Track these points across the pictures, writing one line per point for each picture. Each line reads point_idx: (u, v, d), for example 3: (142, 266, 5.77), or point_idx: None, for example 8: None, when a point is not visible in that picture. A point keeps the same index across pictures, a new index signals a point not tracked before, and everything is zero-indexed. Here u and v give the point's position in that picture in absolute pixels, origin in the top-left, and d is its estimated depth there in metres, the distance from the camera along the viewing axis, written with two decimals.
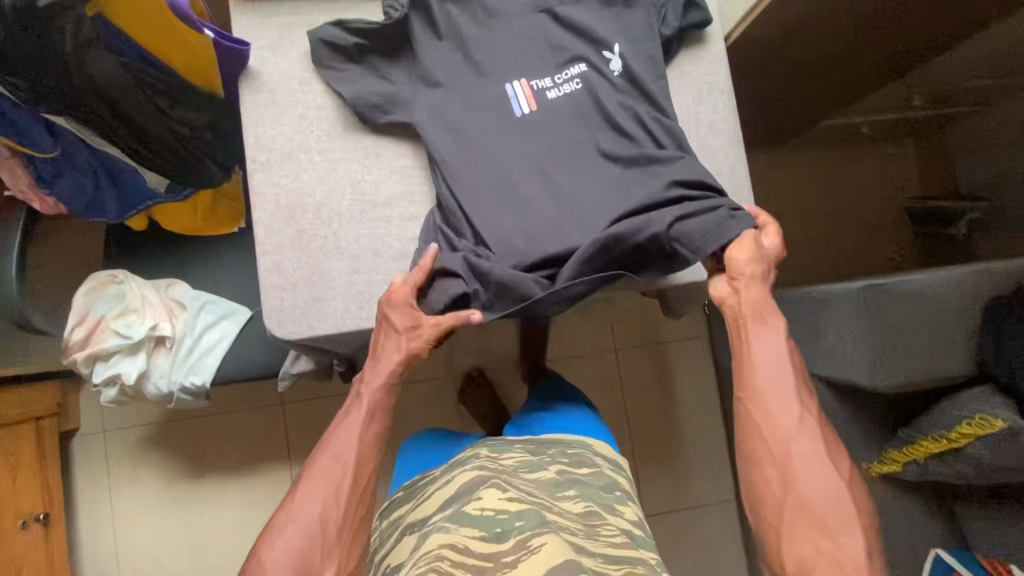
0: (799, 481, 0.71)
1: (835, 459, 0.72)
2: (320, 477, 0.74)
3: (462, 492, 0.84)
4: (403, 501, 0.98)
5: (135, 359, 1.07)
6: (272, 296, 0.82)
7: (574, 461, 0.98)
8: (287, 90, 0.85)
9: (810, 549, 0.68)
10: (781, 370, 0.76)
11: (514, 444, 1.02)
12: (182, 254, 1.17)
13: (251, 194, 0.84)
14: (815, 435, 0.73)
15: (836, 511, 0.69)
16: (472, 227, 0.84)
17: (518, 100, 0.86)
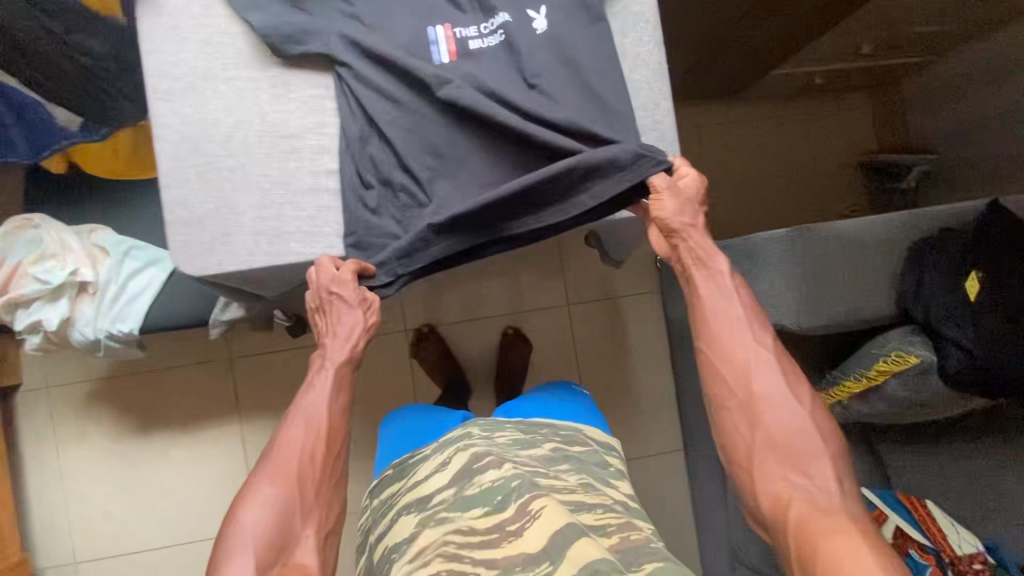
0: (764, 418, 0.70)
1: (798, 397, 0.71)
2: (292, 443, 0.76)
3: (456, 474, 0.79)
4: (393, 479, 0.91)
5: (57, 306, 1.04)
6: (177, 231, 0.79)
7: (566, 440, 0.91)
8: (190, 15, 0.81)
9: (779, 484, 0.66)
10: (735, 315, 0.76)
11: (506, 422, 0.93)
12: (110, 199, 1.14)
13: (153, 125, 0.80)
14: (774, 374, 0.72)
15: (806, 445, 0.68)
16: (397, 166, 0.82)
17: (439, 48, 0.83)
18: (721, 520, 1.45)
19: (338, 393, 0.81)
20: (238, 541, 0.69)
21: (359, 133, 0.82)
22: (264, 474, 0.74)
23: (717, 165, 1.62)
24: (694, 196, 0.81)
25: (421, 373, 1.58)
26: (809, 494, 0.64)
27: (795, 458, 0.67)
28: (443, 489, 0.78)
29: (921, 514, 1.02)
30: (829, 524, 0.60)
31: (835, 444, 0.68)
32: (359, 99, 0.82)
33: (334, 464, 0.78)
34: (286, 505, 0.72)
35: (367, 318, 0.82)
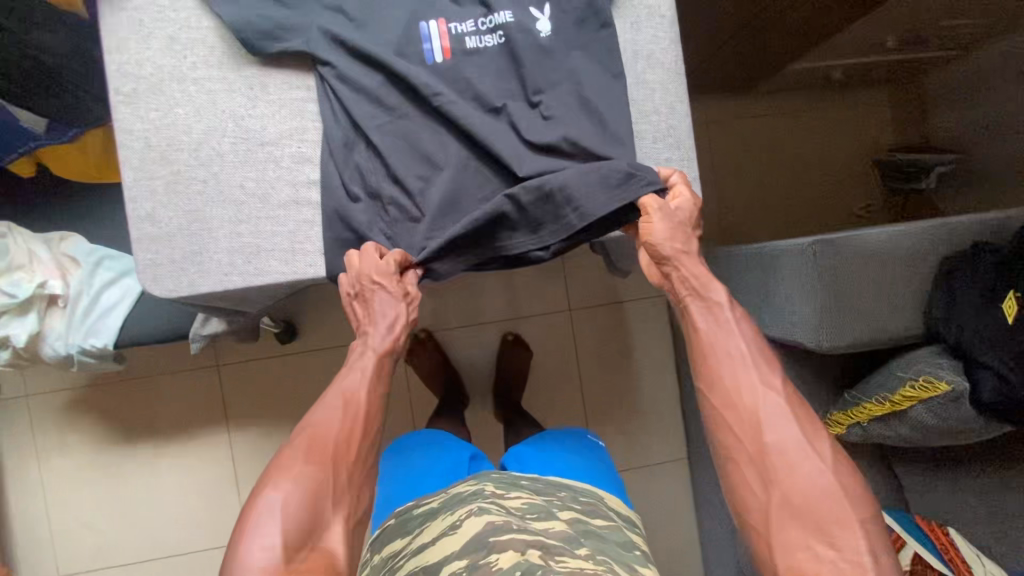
0: (782, 480, 0.62)
1: (819, 453, 0.63)
2: (333, 420, 0.66)
3: (467, 543, 0.67)
4: (396, 533, 0.80)
5: (25, 321, 0.97)
6: (145, 249, 0.72)
7: (586, 509, 0.80)
8: (156, 8, 0.74)
9: (801, 556, 0.59)
10: (743, 360, 0.68)
11: (519, 479, 0.85)
12: (80, 204, 1.06)
13: (117, 131, 0.73)
14: (789, 425, 0.65)
15: (834, 510, 0.60)
16: (387, 177, 0.75)
17: (432, 44, 0.75)
18: (727, 535, 1.40)
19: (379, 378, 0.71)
20: (259, 520, 0.58)
21: (344, 140, 0.75)
22: (299, 446, 0.64)
23: (728, 164, 1.54)
24: (689, 216, 0.75)
25: (418, 382, 1.52)
26: (837, 568, 0.57)
27: (820, 525, 0.59)
28: (448, 563, 0.67)
29: (943, 542, 0.96)
30: None
31: (864, 507, 0.61)
32: (343, 101, 0.75)
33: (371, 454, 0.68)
34: (320, 485, 0.62)
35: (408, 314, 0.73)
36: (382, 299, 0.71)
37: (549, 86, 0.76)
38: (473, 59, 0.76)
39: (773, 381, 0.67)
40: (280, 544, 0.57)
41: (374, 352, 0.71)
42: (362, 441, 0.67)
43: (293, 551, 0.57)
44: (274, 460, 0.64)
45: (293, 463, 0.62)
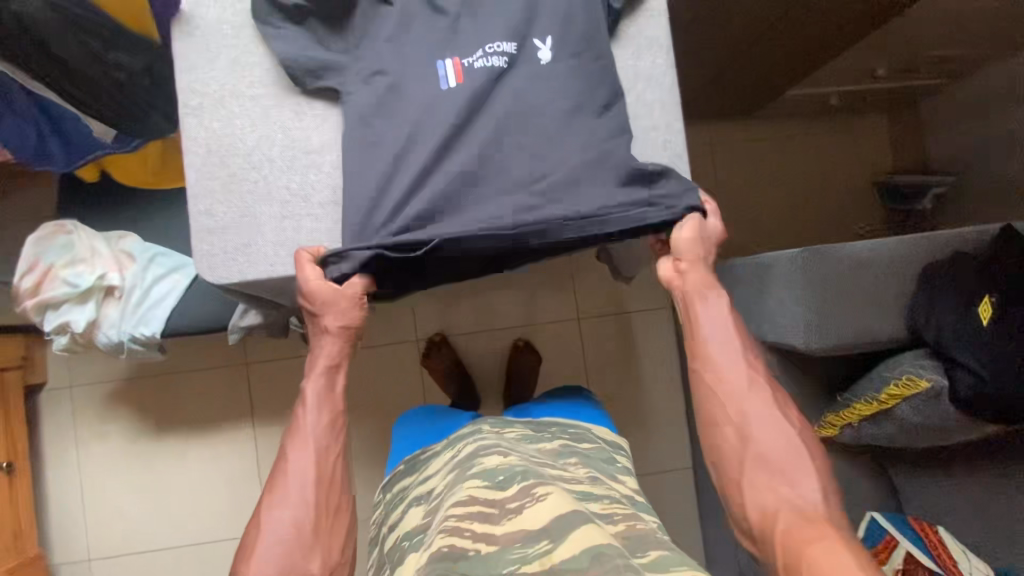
0: (751, 433, 0.74)
1: (784, 415, 0.75)
2: (299, 465, 0.77)
3: (465, 461, 0.85)
4: (404, 474, 1.00)
5: (84, 308, 1.08)
6: (202, 241, 0.83)
7: (575, 438, 0.98)
8: (222, 36, 0.86)
9: (763, 496, 0.69)
10: (729, 344, 0.80)
11: (514, 422, 1.02)
12: (135, 207, 1.17)
13: (183, 139, 0.84)
14: (762, 395, 0.76)
15: (794, 459, 0.71)
16: (404, 176, 0.82)
17: (445, 72, 0.84)
18: (729, 540, 1.43)
19: (324, 401, 0.81)
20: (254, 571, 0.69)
21: (370, 140, 0.83)
22: (271, 500, 0.75)
23: (732, 182, 1.62)
24: (697, 244, 0.82)
25: (432, 383, 1.60)
26: (795, 505, 0.67)
27: (781, 472, 0.70)
28: (453, 476, 0.83)
29: (933, 540, 1.00)
30: (808, 529, 0.63)
31: (819, 459, 0.72)
32: (369, 109, 0.82)
33: (342, 486, 0.78)
34: (297, 531, 0.72)
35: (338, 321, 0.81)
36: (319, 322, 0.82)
37: None
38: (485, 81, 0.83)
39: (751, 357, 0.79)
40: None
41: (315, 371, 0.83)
42: (332, 480, 0.77)
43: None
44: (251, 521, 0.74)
45: (267, 516, 0.73)
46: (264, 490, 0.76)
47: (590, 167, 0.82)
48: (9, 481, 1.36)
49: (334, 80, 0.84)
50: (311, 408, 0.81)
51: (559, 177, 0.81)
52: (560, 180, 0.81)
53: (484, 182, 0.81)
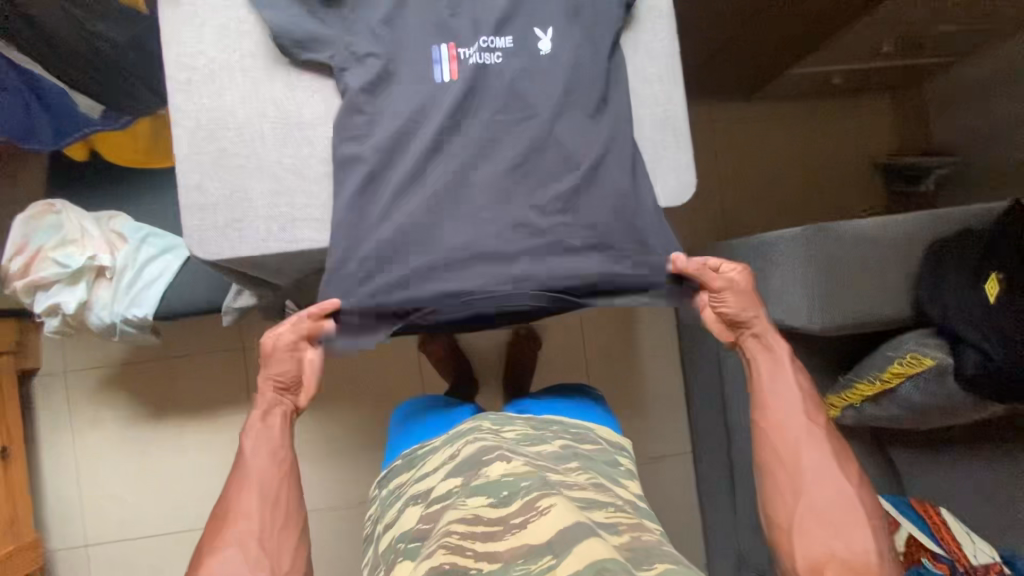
0: (808, 489, 0.73)
1: (844, 474, 0.74)
2: (242, 504, 0.75)
3: (468, 466, 0.82)
4: (404, 470, 0.98)
5: (75, 290, 1.06)
6: (192, 216, 0.81)
7: (576, 437, 0.96)
8: (210, 6, 0.83)
9: (818, 552, 0.70)
10: (792, 395, 0.79)
11: (515, 418, 1.00)
12: (124, 187, 1.15)
13: (171, 113, 0.82)
14: (826, 450, 0.75)
15: (850, 516, 0.71)
16: (405, 154, 0.81)
17: (440, 67, 0.82)
18: (729, 523, 1.43)
19: (267, 442, 0.80)
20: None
21: (364, 113, 0.81)
22: (216, 538, 0.72)
23: (732, 164, 1.60)
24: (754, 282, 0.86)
25: (430, 367, 1.59)
26: (850, 564, 0.69)
27: (838, 529, 0.71)
28: (455, 480, 0.81)
29: (935, 522, 1.00)
30: None
31: (873, 519, 0.72)
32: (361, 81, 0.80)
33: (286, 518, 0.76)
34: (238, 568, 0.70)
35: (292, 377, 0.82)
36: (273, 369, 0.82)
37: None
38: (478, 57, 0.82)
39: (812, 407, 0.79)
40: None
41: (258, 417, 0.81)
42: (273, 515, 0.75)
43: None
44: (195, 557, 0.72)
45: (214, 552, 0.71)
46: (208, 525, 0.74)
47: (590, 142, 0.82)
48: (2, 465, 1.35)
49: (325, 52, 0.81)
50: (253, 449, 0.79)
51: (564, 156, 0.82)
52: (565, 161, 0.82)
53: (488, 157, 0.81)
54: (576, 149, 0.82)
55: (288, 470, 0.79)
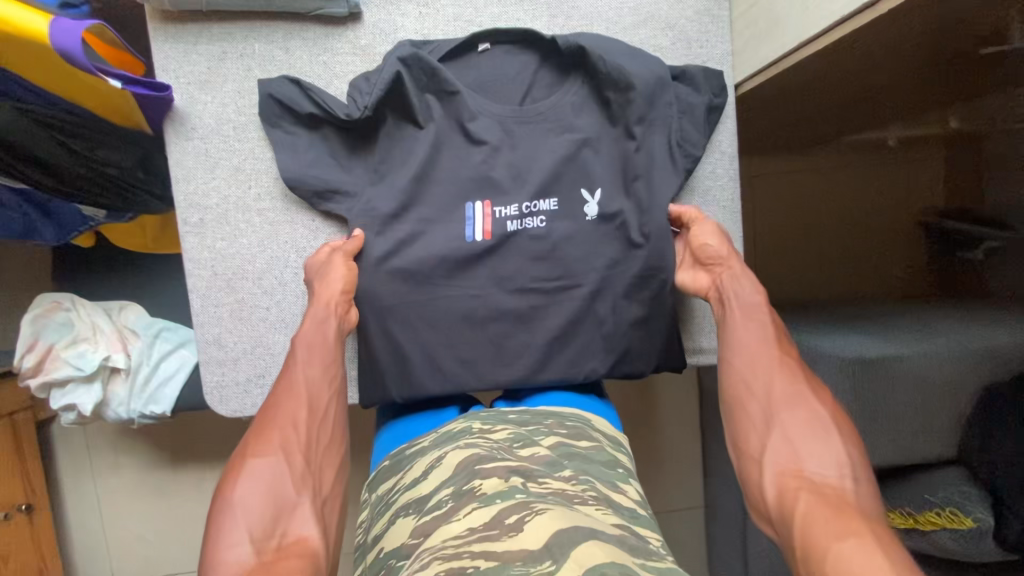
0: (778, 409, 0.64)
1: (805, 387, 0.65)
2: (287, 411, 0.65)
3: (453, 472, 0.63)
4: (388, 473, 0.74)
5: (91, 389, 1.02)
6: (212, 372, 0.77)
7: (572, 433, 0.73)
8: (221, 139, 0.75)
9: (790, 471, 0.59)
10: (764, 332, 0.70)
11: (509, 413, 0.78)
12: (137, 274, 1.10)
13: (183, 258, 0.76)
14: (794, 371, 0.67)
15: (816, 436, 0.60)
16: (439, 319, 0.77)
17: (473, 225, 0.76)
18: None
19: (314, 357, 0.70)
20: (230, 516, 0.55)
21: (393, 271, 0.76)
22: (254, 441, 0.62)
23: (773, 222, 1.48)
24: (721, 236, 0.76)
25: None
26: (825, 485, 0.56)
27: (812, 449, 0.60)
28: (439, 489, 0.62)
29: None
30: (838, 516, 0.51)
31: (854, 448, 0.59)
32: (393, 238, 0.76)
33: (322, 437, 0.66)
34: (276, 483, 0.59)
35: (337, 311, 0.72)
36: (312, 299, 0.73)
37: (599, 236, 0.77)
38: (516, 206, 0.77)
39: (785, 331, 0.71)
40: (250, 537, 0.54)
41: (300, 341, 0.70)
42: (310, 432, 0.65)
43: (264, 545, 0.54)
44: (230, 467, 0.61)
45: (254, 457, 0.60)
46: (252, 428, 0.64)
47: (635, 301, 0.79)
48: (29, 519, 1.36)
49: (349, 203, 0.75)
50: (301, 359, 0.70)
51: (607, 319, 0.79)
52: (609, 325, 0.79)
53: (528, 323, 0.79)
54: (620, 310, 0.79)
55: (337, 386, 0.70)
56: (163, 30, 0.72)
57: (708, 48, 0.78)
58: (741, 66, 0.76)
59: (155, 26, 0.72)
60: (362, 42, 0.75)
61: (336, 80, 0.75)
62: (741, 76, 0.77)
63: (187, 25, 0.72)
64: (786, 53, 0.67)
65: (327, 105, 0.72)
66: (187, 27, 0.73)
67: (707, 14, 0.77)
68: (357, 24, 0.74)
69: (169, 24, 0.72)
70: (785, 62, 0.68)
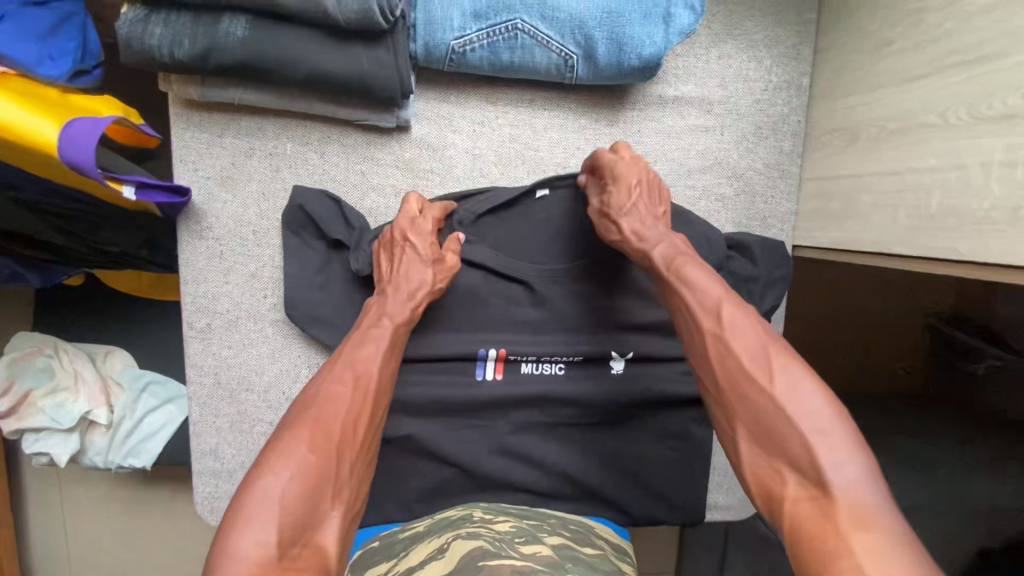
0: (736, 404, 0.45)
1: (775, 359, 0.45)
2: (331, 395, 0.49)
3: (452, 567, 0.49)
4: (374, 561, 0.60)
5: (66, 439, 0.94)
6: (205, 483, 0.72)
7: (577, 538, 0.63)
8: (238, 242, 0.68)
9: (762, 475, 0.42)
10: (717, 303, 0.50)
11: (512, 509, 0.68)
12: (130, 318, 1.02)
13: (184, 363, 0.70)
14: (726, 350, 0.47)
15: (788, 427, 0.42)
16: (452, 458, 0.71)
17: (484, 367, 0.72)
18: None
19: (393, 352, 0.56)
20: (242, 520, 0.39)
21: (412, 402, 0.71)
22: (300, 422, 0.46)
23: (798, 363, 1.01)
24: (630, 186, 0.62)
25: None
26: (802, 494, 0.40)
27: (774, 442, 0.42)
28: None
29: None
30: (829, 554, 0.36)
31: (831, 419, 0.41)
32: (417, 365, 0.72)
33: (376, 426, 0.51)
34: (318, 476, 0.43)
35: (436, 281, 0.62)
36: (409, 260, 0.61)
37: (637, 390, 0.72)
38: (546, 346, 0.71)
39: (713, 294, 0.50)
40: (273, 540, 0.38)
41: (392, 319, 0.57)
42: (373, 417, 0.50)
43: (285, 547, 0.39)
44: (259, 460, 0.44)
45: (275, 448, 0.44)
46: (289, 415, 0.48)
47: (660, 458, 0.74)
48: None
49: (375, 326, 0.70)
50: (378, 342, 0.54)
51: (633, 475, 0.74)
52: (633, 481, 0.74)
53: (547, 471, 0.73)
54: (647, 467, 0.74)
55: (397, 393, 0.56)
56: (185, 117, 0.65)
57: (772, 204, 0.73)
58: (804, 232, 0.72)
59: (177, 112, 0.65)
60: (407, 156, 0.68)
61: (373, 193, 0.69)
62: (807, 245, 0.72)
63: (213, 116, 0.65)
64: (865, 252, 0.62)
65: (356, 244, 0.66)
66: (213, 117, 0.65)
67: (777, 168, 0.72)
68: (404, 136, 0.68)
69: (193, 112, 0.65)
70: (857, 256, 0.63)
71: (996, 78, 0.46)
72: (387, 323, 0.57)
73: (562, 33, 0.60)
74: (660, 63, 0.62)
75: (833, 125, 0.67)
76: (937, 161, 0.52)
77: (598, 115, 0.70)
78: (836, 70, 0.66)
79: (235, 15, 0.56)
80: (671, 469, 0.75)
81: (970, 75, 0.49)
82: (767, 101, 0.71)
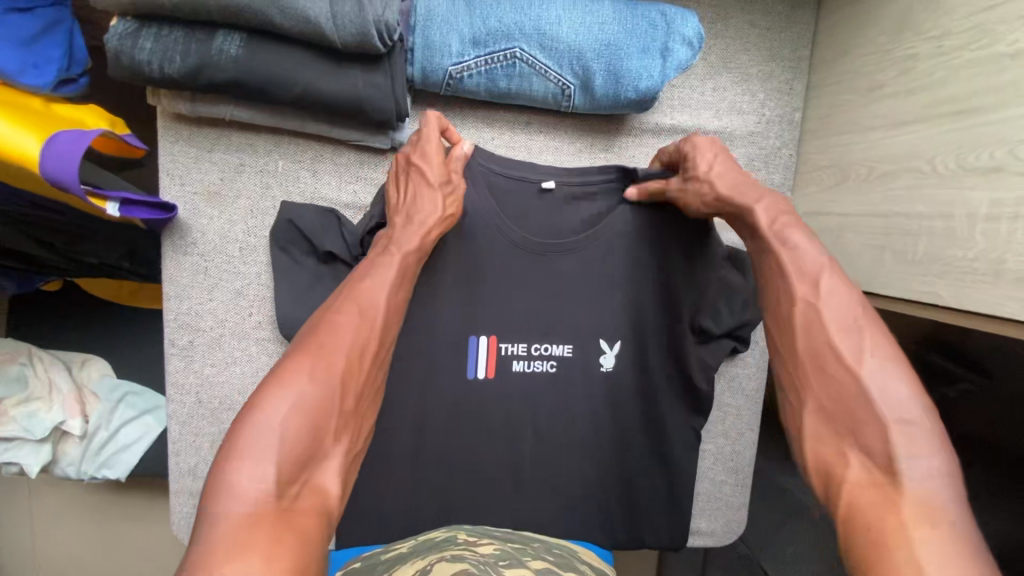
0: (819, 376, 0.45)
1: (879, 340, 0.45)
2: (333, 327, 0.46)
3: None
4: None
5: (38, 451, 0.89)
6: (182, 503, 0.70)
7: (561, 563, 0.62)
8: (225, 257, 0.67)
9: (825, 455, 0.43)
10: (825, 277, 0.49)
11: (496, 530, 0.67)
12: (112, 326, 1.00)
13: (165, 382, 0.68)
14: (819, 328, 0.46)
15: (870, 410, 0.42)
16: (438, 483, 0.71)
17: (475, 361, 0.68)
18: None
19: (402, 282, 0.54)
20: (237, 452, 0.38)
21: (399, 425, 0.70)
22: (298, 352, 0.44)
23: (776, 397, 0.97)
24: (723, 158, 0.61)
25: None
26: (867, 476, 0.40)
27: (851, 424, 0.42)
28: None
29: None
30: (889, 528, 0.36)
31: (918, 410, 0.41)
32: None
33: (381, 364, 0.49)
34: (321, 408, 0.42)
35: (448, 210, 0.59)
36: (420, 188, 0.59)
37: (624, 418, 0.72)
38: (541, 337, 0.68)
39: (815, 261, 0.50)
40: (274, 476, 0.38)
41: (401, 247, 0.55)
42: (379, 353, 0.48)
43: (283, 486, 0.38)
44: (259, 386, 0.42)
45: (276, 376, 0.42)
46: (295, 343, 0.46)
47: (647, 487, 0.74)
48: None
49: None
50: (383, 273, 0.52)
51: (617, 503, 0.74)
52: (618, 509, 0.74)
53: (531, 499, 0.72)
54: (633, 496, 0.74)
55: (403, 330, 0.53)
56: (175, 130, 0.64)
57: None
58: None
59: (167, 125, 0.63)
60: None
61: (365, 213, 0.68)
62: None
63: (203, 130, 0.64)
64: None
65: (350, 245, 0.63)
66: (204, 131, 0.64)
67: None
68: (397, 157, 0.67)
69: (183, 126, 0.64)
70: None
71: (986, 133, 0.47)
72: (395, 252, 0.55)
73: (561, 63, 0.61)
74: (657, 96, 0.62)
75: (824, 162, 0.68)
76: (925, 207, 0.53)
77: (593, 140, 0.70)
78: (828, 108, 0.67)
79: (230, 32, 0.55)
80: (658, 498, 0.75)
81: (959, 125, 0.49)
82: (760, 133, 0.72)
